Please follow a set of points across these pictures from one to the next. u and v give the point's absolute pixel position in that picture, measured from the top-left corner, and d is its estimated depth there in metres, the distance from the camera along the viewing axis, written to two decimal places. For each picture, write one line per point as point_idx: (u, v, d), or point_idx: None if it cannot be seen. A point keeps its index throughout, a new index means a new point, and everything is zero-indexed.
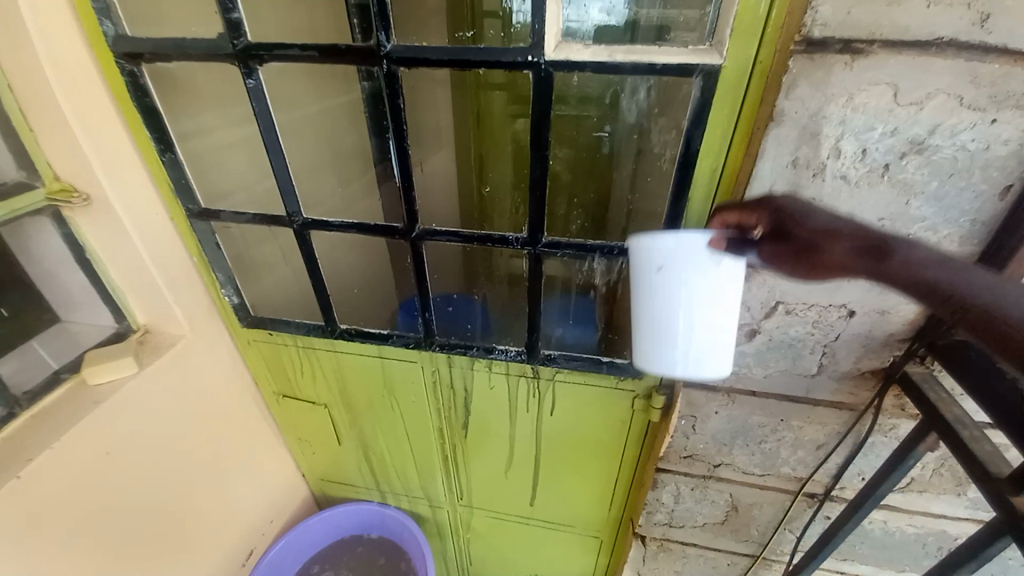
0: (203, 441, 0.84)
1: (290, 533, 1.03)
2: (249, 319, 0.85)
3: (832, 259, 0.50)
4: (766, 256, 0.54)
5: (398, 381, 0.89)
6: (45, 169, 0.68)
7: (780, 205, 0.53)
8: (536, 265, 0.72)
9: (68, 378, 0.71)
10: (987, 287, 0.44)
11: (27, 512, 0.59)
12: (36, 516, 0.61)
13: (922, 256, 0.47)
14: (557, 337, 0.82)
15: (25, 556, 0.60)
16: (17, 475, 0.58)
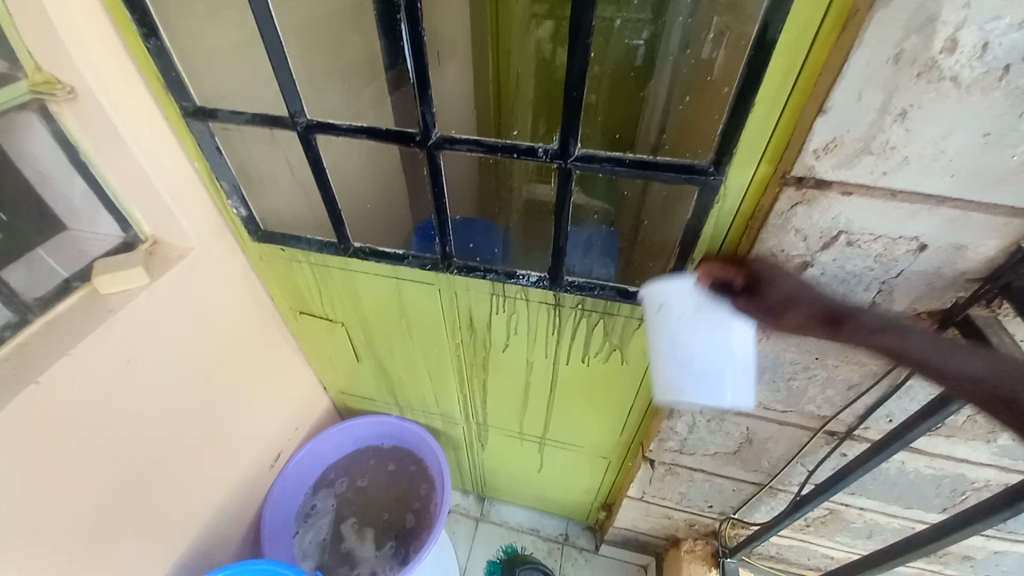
0: (219, 353, 0.84)
1: (313, 440, 1.08)
2: (259, 234, 0.81)
3: (796, 317, 0.59)
4: (739, 309, 0.63)
5: (414, 303, 0.86)
6: (23, 55, 0.61)
7: (756, 269, 0.62)
8: (566, 183, 0.65)
9: (80, 287, 0.70)
10: (930, 348, 0.52)
11: (53, 415, 0.60)
12: (63, 420, 0.62)
13: (871, 321, 0.56)
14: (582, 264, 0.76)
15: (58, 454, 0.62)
16: (35, 380, 0.58)
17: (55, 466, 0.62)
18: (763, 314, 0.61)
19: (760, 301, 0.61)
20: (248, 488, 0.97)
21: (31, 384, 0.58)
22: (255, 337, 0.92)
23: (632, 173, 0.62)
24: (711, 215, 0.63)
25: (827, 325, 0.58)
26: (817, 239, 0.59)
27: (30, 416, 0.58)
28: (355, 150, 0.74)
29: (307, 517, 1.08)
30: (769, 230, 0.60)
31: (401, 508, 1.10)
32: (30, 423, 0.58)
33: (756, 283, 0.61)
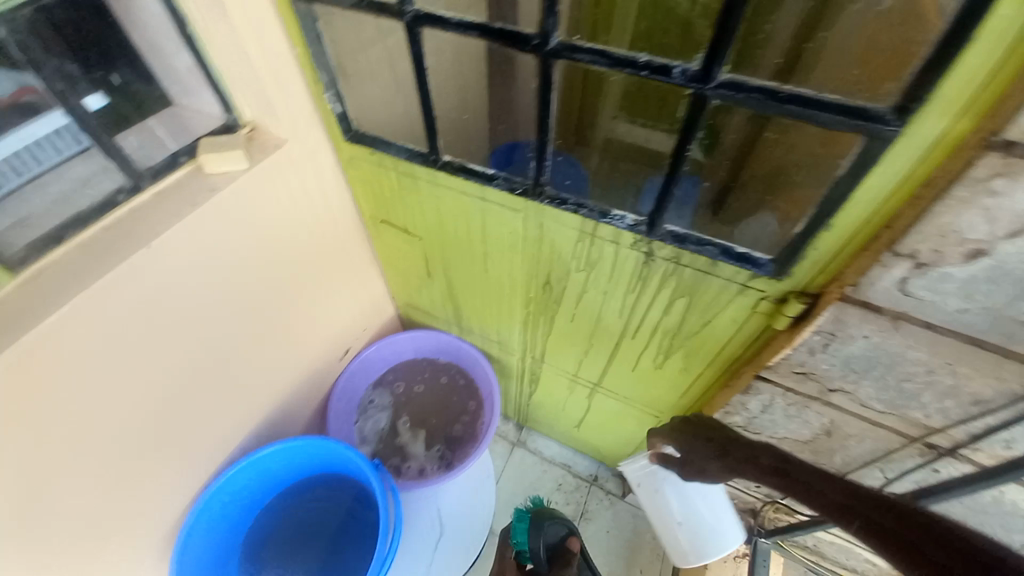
0: (302, 248, 0.87)
1: (380, 342, 1.14)
2: (350, 133, 0.78)
3: (749, 466, 0.78)
4: (687, 470, 0.87)
5: (494, 227, 0.82)
6: None
7: (685, 424, 0.87)
8: (698, 112, 0.54)
9: (186, 163, 0.71)
10: (910, 517, 0.63)
11: (159, 281, 0.64)
12: (167, 286, 0.65)
13: (806, 476, 0.74)
14: (692, 212, 0.66)
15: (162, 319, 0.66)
16: (148, 244, 0.61)
17: (158, 328, 0.66)
18: (695, 470, 0.87)
19: (691, 463, 0.86)
20: (318, 376, 1.05)
21: (144, 248, 0.60)
22: (335, 238, 0.94)
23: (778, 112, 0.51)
24: (873, 176, 0.50)
25: (771, 475, 0.76)
26: (1009, 222, 0.46)
27: (142, 279, 0.62)
28: (455, 50, 0.66)
29: (367, 409, 1.14)
30: (946, 203, 0.48)
31: (449, 419, 1.15)
32: (142, 285, 0.62)
33: (723, 446, 0.82)
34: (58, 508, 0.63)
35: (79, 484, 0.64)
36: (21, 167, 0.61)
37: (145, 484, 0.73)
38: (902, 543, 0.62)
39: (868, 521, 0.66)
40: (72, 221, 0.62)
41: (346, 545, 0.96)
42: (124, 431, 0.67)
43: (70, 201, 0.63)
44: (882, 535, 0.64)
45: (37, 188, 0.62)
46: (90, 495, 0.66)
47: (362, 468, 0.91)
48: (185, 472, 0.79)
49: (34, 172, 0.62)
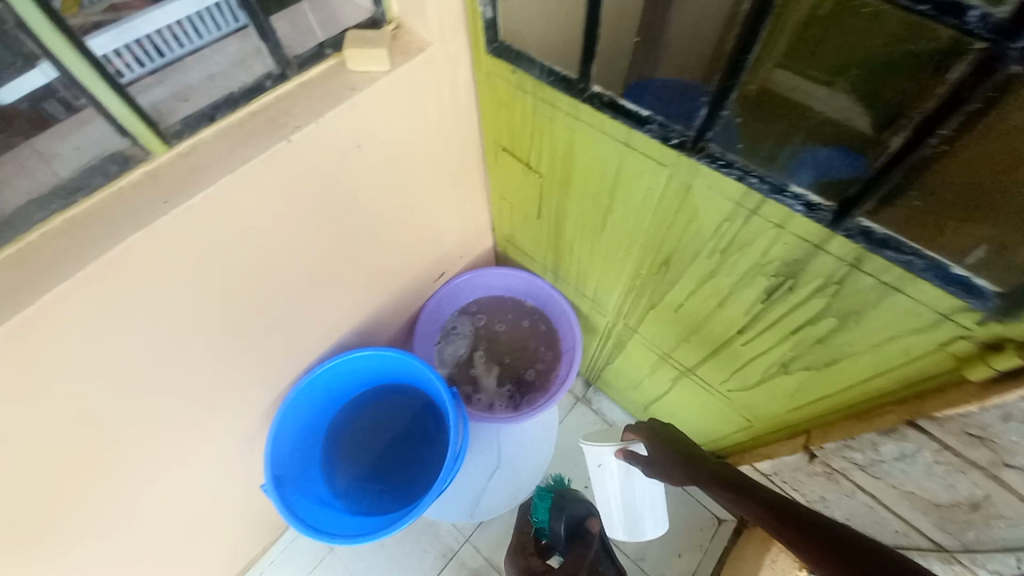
0: (421, 165, 0.83)
1: (475, 271, 1.13)
2: (497, 46, 0.71)
3: (707, 481, 0.70)
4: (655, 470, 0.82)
5: (628, 177, 0.71)
6: None
7: (654, 433, 0.84)
8: (982, 76, 0.39)
9: (332, 56, 0.66)
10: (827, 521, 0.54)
11: (292, 177, 0.63)
12: (299, 184, 0.64)
13: (763, 496, 0.62)
14: (902, 212, 0.50)
15: (290, 216, 0.66)
16: (288, 138, 0.59)
17: (284, 222, 0.66)
18: (666, 468, 0.80)
19: (659, 468, 0.81)
20: (411, 294, 1.05)
21: (284, 141, 0.59)
22: (451, 159, 0.89)
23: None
24: None
25: (731, 494, 0.66)
26: None
27: (277, 174, 0.61)
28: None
29: (449, 334, 1.15)
30: None
31: (525, 362, 1.13)
32: (276, 180, 0.61)
33: (693, 459, 0.76)
34: (192, 373, 0.67)
35: (209, 356, 0.68)
36: (180, 41, 0.58)
37: (259, 367, 0.77)
38: (812, 540, 0.52)
39: (780, 518, 0.58)
40: (224, 102, 0.59)
41: (411, 469, 0.94)
42: (251, 318, 0.71)
43: (223, 84, 0.60)
44: (798, 535, 0.55)
45: (193, 66, 0.60)
46: (217, 368, 0.70)
47: (440, 387, 0.92)
48: (291, 364, 0.83)
49: (191, 49, 0.59)
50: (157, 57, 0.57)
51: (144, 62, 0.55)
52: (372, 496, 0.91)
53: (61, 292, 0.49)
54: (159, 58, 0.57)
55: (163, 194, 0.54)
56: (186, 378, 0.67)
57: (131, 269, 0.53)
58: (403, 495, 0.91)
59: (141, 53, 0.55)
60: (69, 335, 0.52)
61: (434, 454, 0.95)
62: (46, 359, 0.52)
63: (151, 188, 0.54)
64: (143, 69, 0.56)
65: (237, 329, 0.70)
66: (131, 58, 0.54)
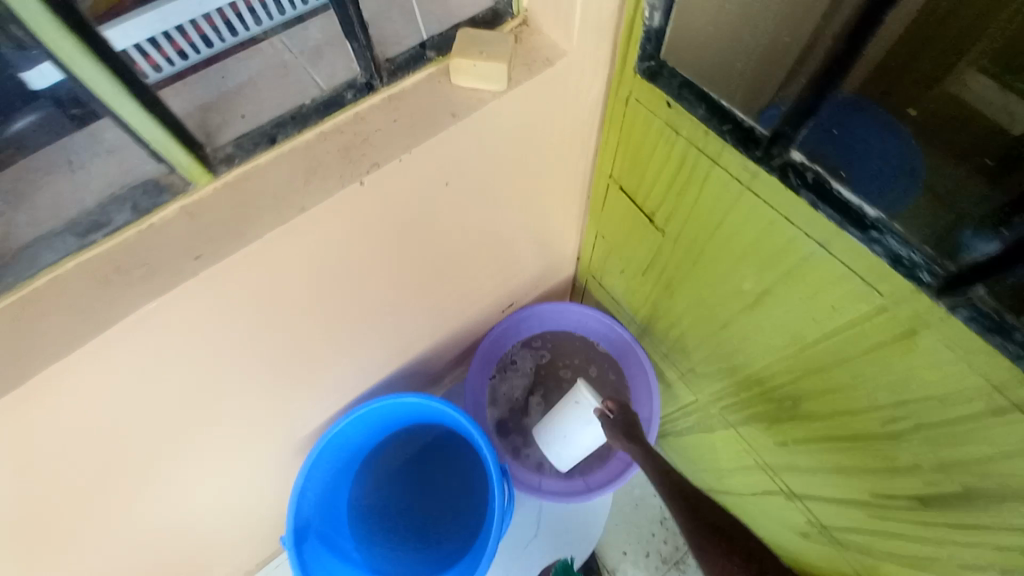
0: (515, 199, 0.66)
1: (548, 305, 0.98)
2: (655, 68, 0.49)
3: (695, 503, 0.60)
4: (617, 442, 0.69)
5: (801, 286, 0.49)
6: None
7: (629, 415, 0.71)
8: None
9: (433, 62, 0.49)
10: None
11: (358, 221, 0.50)
12: (366, 227, 0.51)
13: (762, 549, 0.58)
14: None
15: (350, 260, 0.54)
16: (360, 180, 0.46)
17: (342, 265, 0.54)
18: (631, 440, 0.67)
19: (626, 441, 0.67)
20: (472, 323, 0.92)
21: (356, 183, 0.46)
22: (553, 189, 0.70)
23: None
24: None
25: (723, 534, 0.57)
26: None
27: (340, 218, 0.48)
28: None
29: (507, 369, 1.02)
30: None
31: None
32: (339, 225, 0.48)
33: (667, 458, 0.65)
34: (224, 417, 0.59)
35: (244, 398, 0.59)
36: (248, 18, 0.48)
37: (297, 403, 0.69)
38: None
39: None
40: (291, 118, 0.46)
41: (429, 509, 0.84)
42: (294, 360, 0.61)
43: (292, 85, 0.47)
44: None
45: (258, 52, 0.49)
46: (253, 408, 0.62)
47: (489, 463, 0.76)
48: (329, 395, 0.74)
49: (261, 29, 0.49)
50: (221, 39, 0.47)
51: (200, 46, 0.46)
52: (379, 524, 0.82)
53: (72, 357, 0.40)
54: (224, 39, 0.48)
55: (203, 240, 0.43)
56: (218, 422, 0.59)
57: (157, 327, 0.44)
58: (413, 531, 0.83)
59: (196, 36, 0.46)
60: (85, 394, 0.44)
61: (458, 502, 0.84)
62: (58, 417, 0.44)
63: (190, 229, 0.43)
64: (198, 55, 0.47)
65: (278, 371, 0.60)
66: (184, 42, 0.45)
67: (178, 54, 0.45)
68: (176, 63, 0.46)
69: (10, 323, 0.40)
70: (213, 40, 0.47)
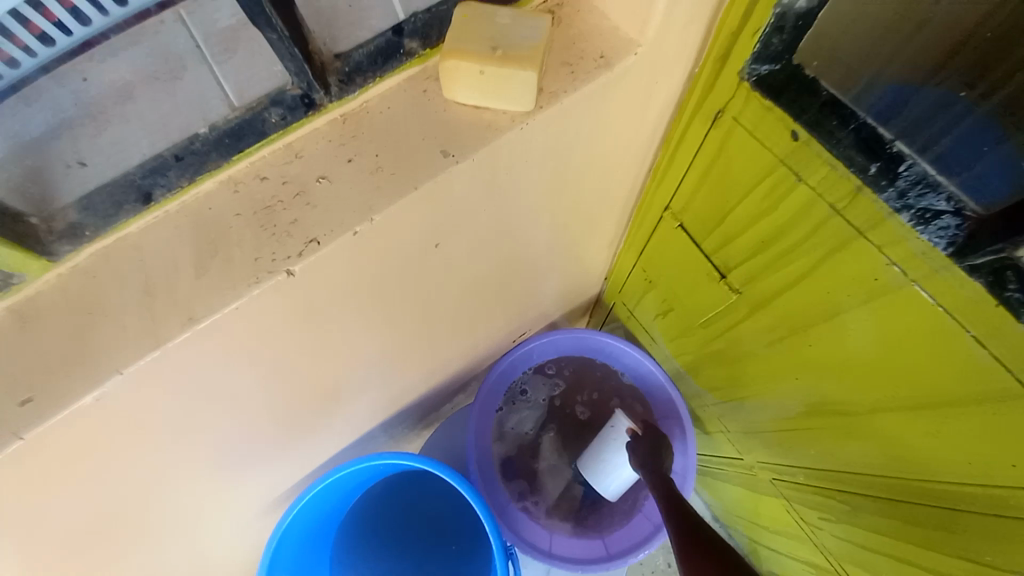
0: (534, 237, 0.49)
1: (567, 333, 0.81)
2: (780, 76, 0.32)
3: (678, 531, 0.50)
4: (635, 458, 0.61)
5: (972, 421, 0.34)
6: None
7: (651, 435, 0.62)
8: None
9: (416, 60, 0.31)
10: None
11: (306, 308, 0.33)
12: (321, 310, 0.35)
13: None
14: None
15: (303, 347, 0.38)
16: (290, 269, 0.29)
17: (290, 355, 0.38)
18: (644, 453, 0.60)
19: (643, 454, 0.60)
20: (479, 360, 0.77)
21: (285, 271, 0.29)
22: (585, 219, 0.53)
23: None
24: None
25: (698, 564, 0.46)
26: None
27: (277, 312, 0.32)
28: None
29: (516, 400, 0.87)
30: None
31: None
32: (276, 317, 0.32)
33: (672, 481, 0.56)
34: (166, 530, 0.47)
35: (188, 511, 0.46)
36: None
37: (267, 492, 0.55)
38: None
39: None
40: (175, 158, 0.28)
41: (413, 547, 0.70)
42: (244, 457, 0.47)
43: (183, 99, 0.29)
44: None
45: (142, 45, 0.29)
46: (206, 515, 0.49)
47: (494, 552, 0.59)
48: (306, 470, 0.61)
49: None
50: (108, 9, 0.24)
51: (71, 24, 0.24)
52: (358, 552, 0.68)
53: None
54: (111, 9, 0.25)
55: (56, 366, 0.28)
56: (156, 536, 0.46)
57: (10, 480, 0.30)
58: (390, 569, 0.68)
59: (61, 15, 0.23)
60: None
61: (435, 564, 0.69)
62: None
63: (35, 347, 0.28)
64: (69, 37, 0.25)
65: (228, 475, 0.46)
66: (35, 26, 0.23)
67: (34, 46, 0.24)
68: (33, 58, 0.24)
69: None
70: (92, 15, 0.24)
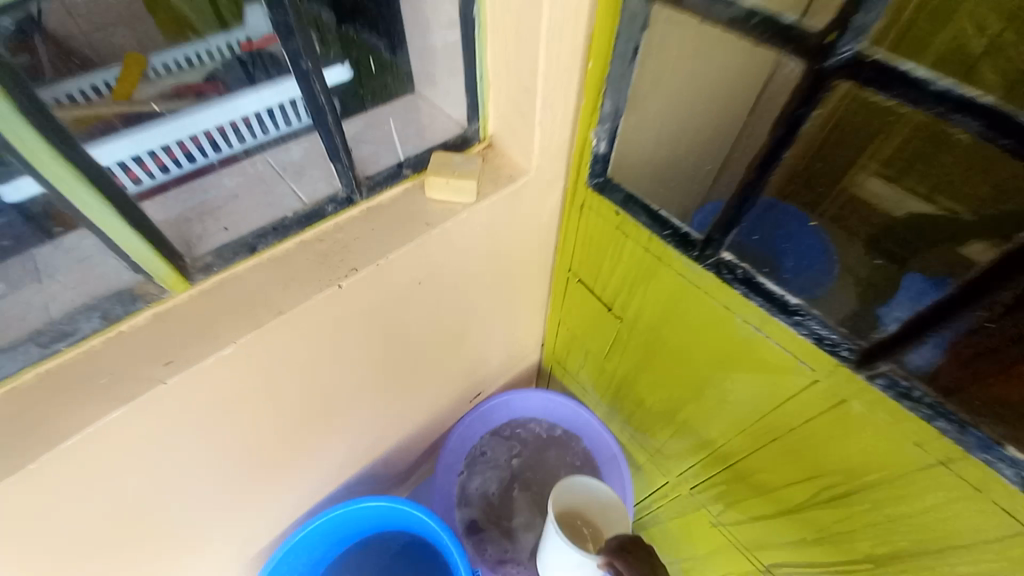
0: (482, 291, 0.70)
1: (515, 394, 0.97)
2: (601, 183, 0.59)
3: None
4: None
5: (751, 369, 0.55)
6: None
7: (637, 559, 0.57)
8: None
9: (410, 177, 0.56)
10: None
11: (335, 320, 0.51)
12: (342, 324, 0.53)
13: None
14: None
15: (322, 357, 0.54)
16: (339, 283, 0.48)
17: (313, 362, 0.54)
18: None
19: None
20: (441, 417, 0.90)
21: (335, 286, 0.48)
22: (518, 281, 0.76)
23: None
24: None
25: None
26: None
27: (320, 318, 0.49)
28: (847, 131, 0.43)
29: (477, 462, 0.98)
30: None
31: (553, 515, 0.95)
32: (317, 324, 0.49)
33: None
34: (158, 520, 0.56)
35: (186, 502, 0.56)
36: (236, 136, 0.50)
37: (244, 507, 0.65)
38: None
39: None
40: (273, 228, 0.48)
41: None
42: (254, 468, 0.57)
43: (274, 198, 0.51)
44: None
45: (247, 171, 0.52)
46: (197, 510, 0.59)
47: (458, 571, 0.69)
48: (282, 501, 0.70)
49: (243, 147, 0.51)
50: (205, 154, 0.49)
51: (183, 161, 0.48)
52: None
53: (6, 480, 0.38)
54: (208, 154, 0.49)
55: (175, 346, 0.43)
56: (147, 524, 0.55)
57: (114, 435, 0.42)
58: None
59: (180, 152, 0.47)
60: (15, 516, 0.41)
61: None
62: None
63: (164, 335, 0.43)
64: (177, 169, 0.47)
65: (223, 471, 0.58)
66: (173, 154, 0.46)
67: (162, 168, 0.46)
68: (155, 179, 0.45)
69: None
70: (197, 156, 0.48)
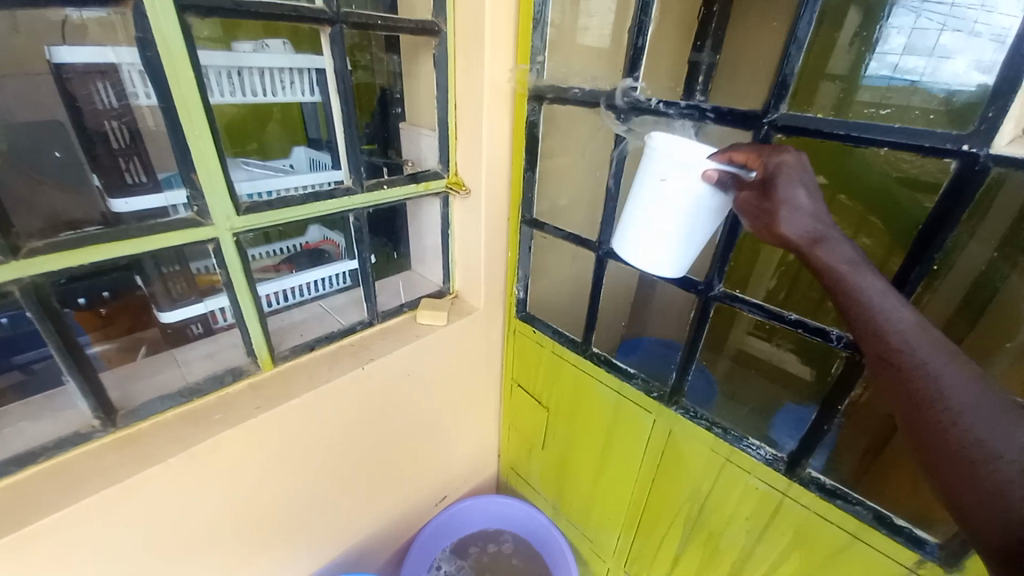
0: (449, 393, 1.00)
1: (473, 499, 1.14)
2: (523, 315, 0.99)
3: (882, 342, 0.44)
4: (742, 202, 0.53)
5: (624, 421, 0.86)
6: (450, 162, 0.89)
7: (779, 169, 0.50)
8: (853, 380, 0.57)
9: (407, 312, 0.93)
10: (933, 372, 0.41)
11: (355, 394, 0.80)
12: (359, 399, 0.81)
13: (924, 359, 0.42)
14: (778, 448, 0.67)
15: (339, 424, 0.81)
16: (363, 367, 0.80)
17: (333, 427, 0.80)
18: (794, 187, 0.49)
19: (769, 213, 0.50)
20: (410, 516, 1.06)
21: (361, 368, 0.79)
22: (475, 388, 1.06)
23: (728, 240, 0.63)
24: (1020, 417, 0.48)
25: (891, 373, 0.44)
26: None
27: (347, 390, 0.79)
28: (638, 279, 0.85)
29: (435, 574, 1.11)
30: None
31: None
32: (344, 395, 0.79)
33: (770, 181, 0.50)
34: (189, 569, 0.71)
35: (211, 551, 0.73)
36: (304, 291, 0.88)
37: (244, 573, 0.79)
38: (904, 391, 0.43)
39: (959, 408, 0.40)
40: (326, 337, 0.82)
41: None
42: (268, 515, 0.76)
43: (325, 323, 0.86)
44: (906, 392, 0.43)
45: (310, 308, 0.88)
46: (216, 563, 0.74)
47: None
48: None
49: (306, 297, 0.88)
50: (284, 300, 0.86)
51: (272, 303, 0.84)
52: None
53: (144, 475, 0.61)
54: (285, 301, 0.86)
55: (255, 403, 0.71)
56: (186, 570, 0.70)
57: (207, 459, 0.66)
58: None
59: (274, 298, 0.84)
60: (128, 514, 0.61)
61: None
62: (102, 531, 0.59)
63: (251, 397, 0.72)
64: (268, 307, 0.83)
65: (249, 524, 0.76)
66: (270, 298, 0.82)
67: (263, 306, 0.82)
68: None
69: (115, 449, 0.63)
70: (280, 302, 0.85)
